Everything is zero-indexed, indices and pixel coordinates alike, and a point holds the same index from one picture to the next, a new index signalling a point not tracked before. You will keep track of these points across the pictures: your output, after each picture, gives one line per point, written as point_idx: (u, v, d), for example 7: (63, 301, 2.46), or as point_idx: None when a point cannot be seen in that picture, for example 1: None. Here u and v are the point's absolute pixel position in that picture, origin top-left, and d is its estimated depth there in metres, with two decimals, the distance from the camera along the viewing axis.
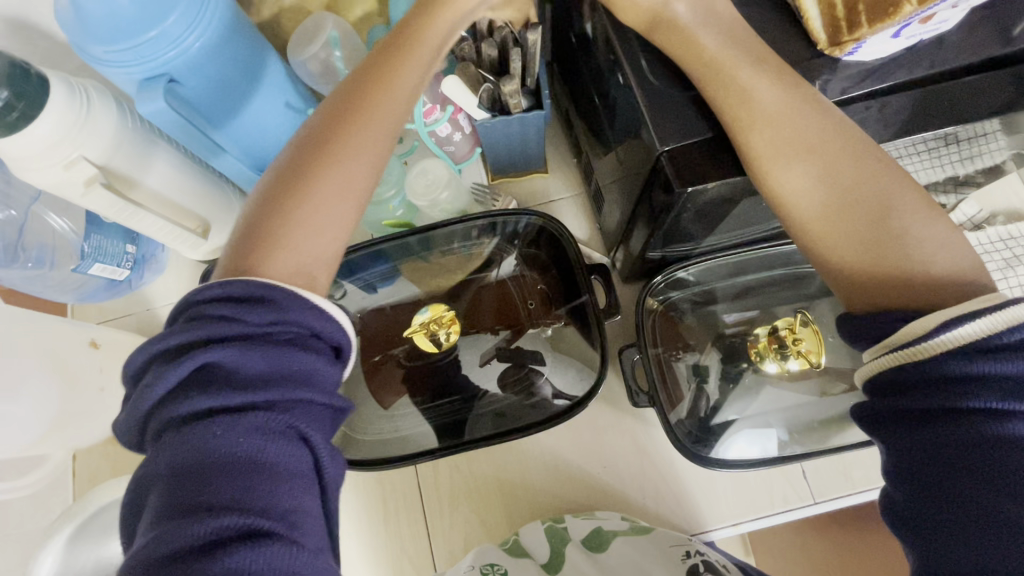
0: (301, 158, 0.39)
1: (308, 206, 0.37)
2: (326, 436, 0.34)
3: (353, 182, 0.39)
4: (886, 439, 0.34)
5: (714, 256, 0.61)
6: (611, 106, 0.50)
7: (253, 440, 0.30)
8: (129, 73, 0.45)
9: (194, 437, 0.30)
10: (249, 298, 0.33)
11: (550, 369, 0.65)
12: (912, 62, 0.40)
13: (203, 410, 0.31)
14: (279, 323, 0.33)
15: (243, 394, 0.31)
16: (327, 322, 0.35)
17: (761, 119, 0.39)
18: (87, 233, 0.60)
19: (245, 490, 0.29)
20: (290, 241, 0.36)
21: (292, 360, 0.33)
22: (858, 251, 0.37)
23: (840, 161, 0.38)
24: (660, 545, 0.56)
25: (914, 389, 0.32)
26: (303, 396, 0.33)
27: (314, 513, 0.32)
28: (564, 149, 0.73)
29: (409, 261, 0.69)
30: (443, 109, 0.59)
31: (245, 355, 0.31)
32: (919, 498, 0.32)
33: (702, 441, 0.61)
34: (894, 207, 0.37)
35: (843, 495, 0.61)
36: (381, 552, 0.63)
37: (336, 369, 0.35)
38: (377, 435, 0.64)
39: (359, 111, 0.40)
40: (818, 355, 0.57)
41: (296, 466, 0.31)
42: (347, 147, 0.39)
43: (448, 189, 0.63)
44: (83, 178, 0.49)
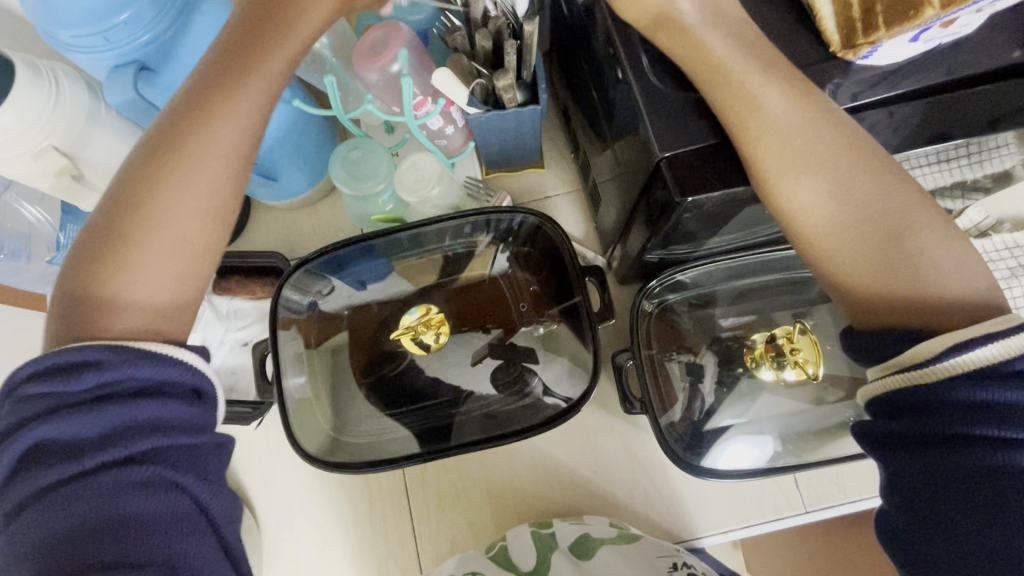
0: (116, 211, 0.36)
1: (135, 265, 0.35)
2: (200, 475, 0.34)
3: (184, 232, 0.37)
4: (883, 461, 0.33)
5: (712, 260, 0.60)
6: (609, 103, 0.48)
7: (107, 500, 0.30)
8: (99, 59, 0.42)
9: (41, 512, 0.30)
10: (73, 363, 0.32)
11: (542, 369, 0.64)
12: (928, 68, 0.38)
13: (49, 483, 0.30)
14: (107, 383, 0.32)
15: (81, 461, 0.30)
16: (173, 367, 0.34)
17: (771, 128, 0.37)
18: (63, 224, 0.59)
19: (111, 545, 0.30)
20: (120, 301, 0.35)
21: (137, 413, 0.32)
22: (868, 270, 0.35)
23: (853, 174, 0.36)
24: (647, 555, 0.55)
25: (914, 413, 0.31)
26: (158, 446, 0.32)
27: (201, 550, 0.32)
28: (561, 143, 0.71)
29: (399, 258, 0.67)
30: (434, 102, 0.55)
31: (68, 422, 0.31)
32: (913, 522, 0.31)
33: (693, 447, 0.59)
34: (911, 225, 0.35)
35: (835, 504, 0.60)
36: (367, 554, 0.62)
37: (197, 409, 0.35)
38: (365, 436, 0.63)
39: (179, 154, 0.36)
40: (814, 366, 0.55)
41: (167, 512, 0.31)
42: (160, 185, 0.36)
43: (438, 185, 0.61)
44: (54, 169, 0.47)
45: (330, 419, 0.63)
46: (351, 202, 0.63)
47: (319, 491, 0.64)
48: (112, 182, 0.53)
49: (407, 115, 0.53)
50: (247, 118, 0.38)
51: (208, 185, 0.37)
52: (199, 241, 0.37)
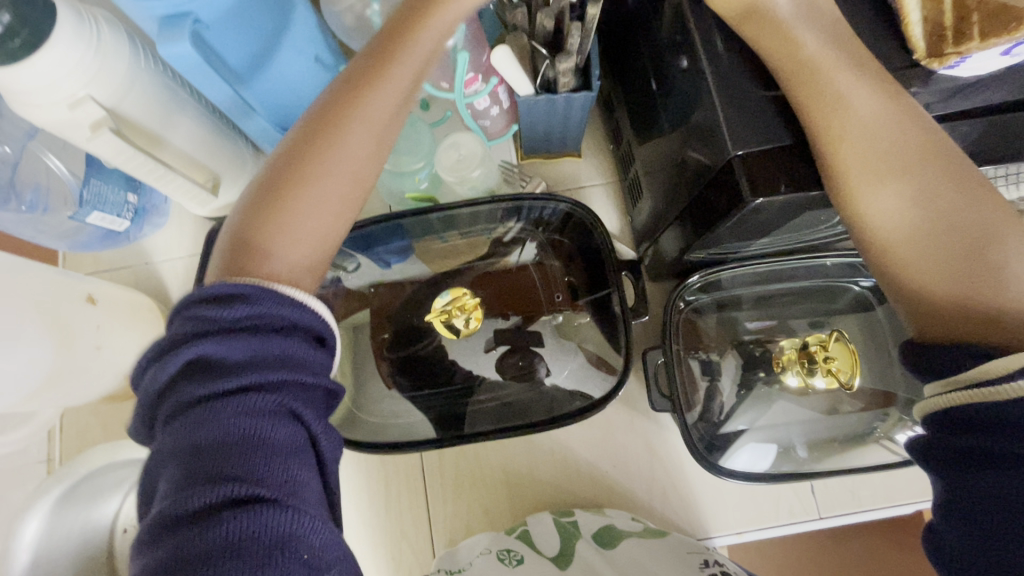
0: (282, 169, 0.38)
1: (289, 217, 0.37)
2: (317, 414, 0.33)
3: (335, 196, 0.38)
4: (940, 477, 0.33)
5: (750, 263, 0.59)
6: (668, 93, 0.47)
7: (244, 419, 0.30)
8: (151, 9, 0.40)
9: (191, 423, 0.30)
10: (221, 294, 0.33)
11: (552, 356, 0.64)
12: (1009, 81, 0.37)
13: (194, 397, 0.31)
14: (255, 315, 0.32)
15: (225, 381, 0.31)
16: (305, 311, 0.35)
17: (857, 133, 0.37)
18: (86, 177, 0.56)
19: (241, 463, 0.29)
20: (266, 252, 0.36)
21: (273, 346, 0.32)
22: (946, 281, 0.35)
23: (939, 185, 0.36)
24: (675, 550, 0.54)
25: (975, 429, 0.31)
26: (288, 379, 0.32)
27: (311, 481, 0.31)
28: (600, 133, 0.70)
29: (427, 239, 0.66)
30: (484, 80, 0.54)
31: (224, 344, 0.31)
32: (967, 540, 0.31)
33: (714, 448, 0.59)
34: (997, 238, 0.34)
35: (849, 513, 0.61)
36: (380, 534, 0.62)
37: (322, 353, 0.35)
38: (385, 417, 0.62)
39: (340, 121, 0.38)
40: (848, 375, 0.54)
41: (289, 441, 0.31)
42: (319, 160, 0.37)
43: (480, 167, 0.60)
44: (89, 121, 0.45)
45: (351, 396, 0.62)
46: (386, 178, 0.61)
47: None
48: (148, 141, 0.50)
49: (456, 93, 0.53)
50: (399, 88, 0.40)
51: (359, 152, 0.38)
52: (340, 209, 0.39)
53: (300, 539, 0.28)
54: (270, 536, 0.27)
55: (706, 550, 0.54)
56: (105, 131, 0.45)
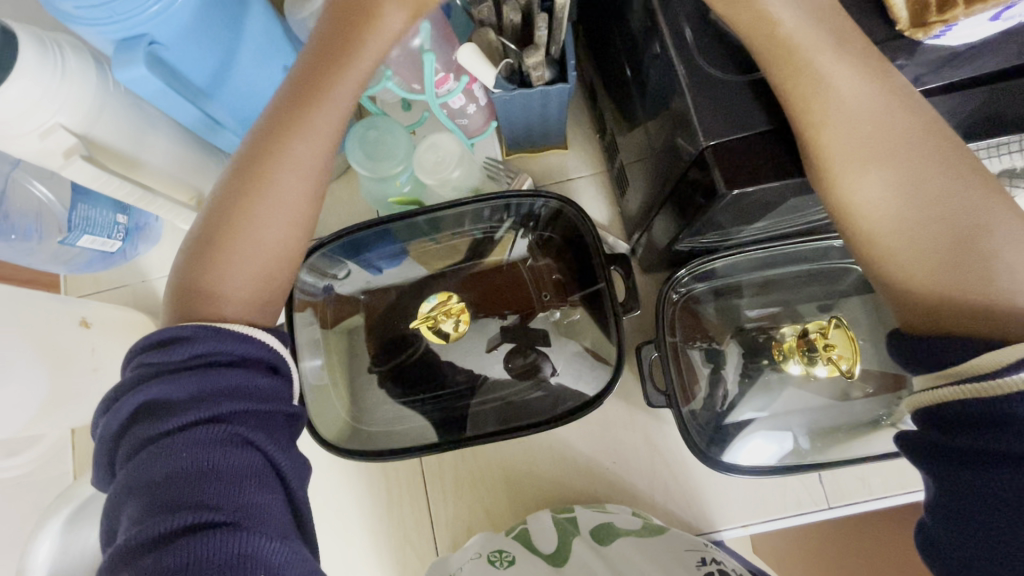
0: (221, 220, 0.38)
1: (227, 264, 0.37)
2: (276, 441, 0.34)
3: (275, 239, 0.39)
4: (931, 474, 0.32)
5: (744, 250, 0.57)
6: (643, 81, 0.45)
7: (193, 452, 0.30)
8: (106, 33, 0.40)
9: (143, 462, 0.30)
10: (168, 337, 0.34)
11: (560, 356, 0.62)
12: (1001, 48, 0.35)
13: (148, 437, 0.31)
14: (201, 353, 0.33)
15: (177, 419, 0.31)
16: (251, 343, 0.35)
17: (837, 121, 0.34)
18: (73, 203, 0.57)
19: (194, 490, 0.29)
20: (215, 292, 0.37)
21: (221, 378, 0.32)
22: (935, 272, 0.33)
23: (925, 172, 0.33)
24: (676, 550, 0.53)
25: (965, 428, 0.30)
26: (239, 408, 0.32)
27: (270, 503, 0.31)
28: (586, 123, 0.68)
29: (416, 241, 0.65)
30: (457, 79, 0.53)
31: (170, 386, 0.32)
32: (959, 536, 0.30)
33: (715, 441, 0.58)
34: (984, 226, 0.32)
35: (859, 501, 0.59)
36: (384, 539, 0.62)
37: (274, 381, 0.35)
38: (383, 425, 0.62)
39: (275, 168, 0.38)
40: (849, 363, 0.52)
41: (244, 467, 0.31)
42: (256, 206, 0.38)
43: (459, 167, 0.59)
44: (62, 149, 0.45)
45: (348, 408, 0.62)
46: (368, 184, 0.61)
47: (335, 474, 0.63)
48: (122, 163, 0.51)
49: (428, 94, 0.51)
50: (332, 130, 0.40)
51: (294, 195, 0.39)
52: (281, 251, 0.39)
53: (257, 557, 0.28)
54: (224, 557, 0.27)
55: (705, 548, 0.53)
56: (77, 158, 0.45)
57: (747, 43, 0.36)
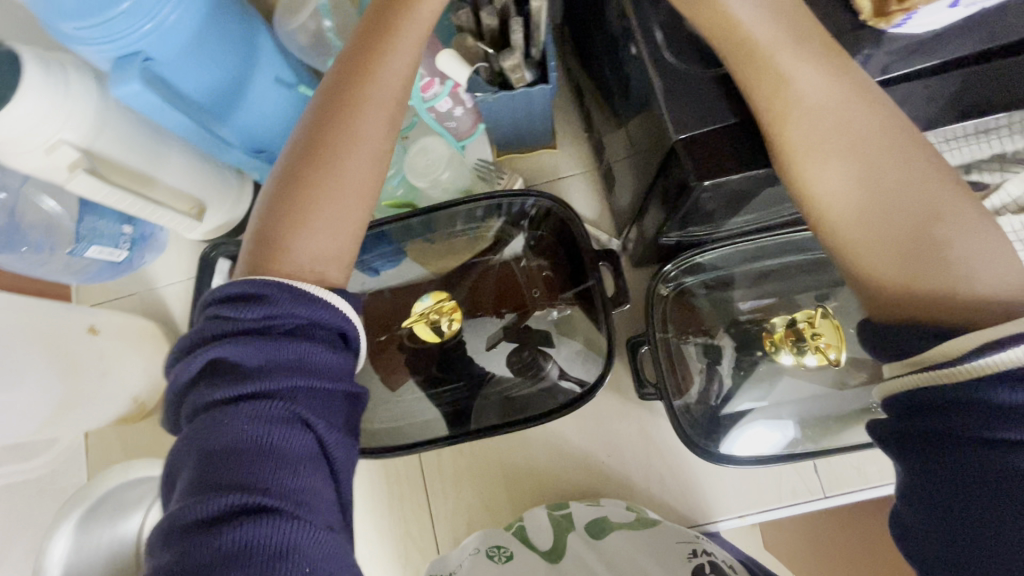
0: (292, 180, 0.37)
1: (300, 237, 0.36)
2: (333, 422, 0.33)
3: (347, 211, 0.38)
4: (903, 460, 0.32)
5: (733, 242, 0.58)
6: (623, 79, 0.46)
7: (256, 426, 0.31)
8: (103, 52, 0.42)
9: (208, 426, 0.31)
10: (243, 293, 0.34)
11: (563, 355, 0.63)
12: (961, 38, 0.36)
13: (216, 398, 0.32)
14: (272, 317, 0.33)
15: (244, 385, 0.31)
16: (323, 312, 0.34)
17: (796, 114, 0.35)
18: (81, 215, 0.59)
19: (251, 470, 0.30)
20: (286, 275, 0.36)
21: (289, 350, 0.32)
22: (890, 261, 0.34)
23: (886, 166, 0.34)
24: (668, 544, 0.54)
25: (936, 412, 0.30)
26: (303, 384, 0.32)
27: (320, 490, 0.31)
28: (575, 121, 0.69)
29: (414, 243, 0.67)
30: (442, 82, 0.55)
31: (241, 348, 0.32)
32: (928, 520, 0.31)
33: (709, 432, 0.59)
34: (939, 214, 0.33)
35: (854, 490, 0.59)
36: (385, 536, 0.64)
37: (342, 357, 0.35)
38: (389, 423, 0.63)
39: (353, 110, 0.38)
40: (835, 351, 0.53)
41: (300, 449, 0.31)
42: (329, 184, 0.37)
43: (449, 170, 0.60)
44: (66, 162, 0.47)
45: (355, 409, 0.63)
46: None
47: None
48: (125, 175, 0.53)
49: (414, 99, 0.54)
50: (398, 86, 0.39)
51: (366, 168, 0.38)
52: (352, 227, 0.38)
53: (302, 551, 0.29)
54: (273, 547, 0.28)
55: (695, 539, 0.54)
56: (80, 172, 0.47)
57: (717, 38, 0.37)
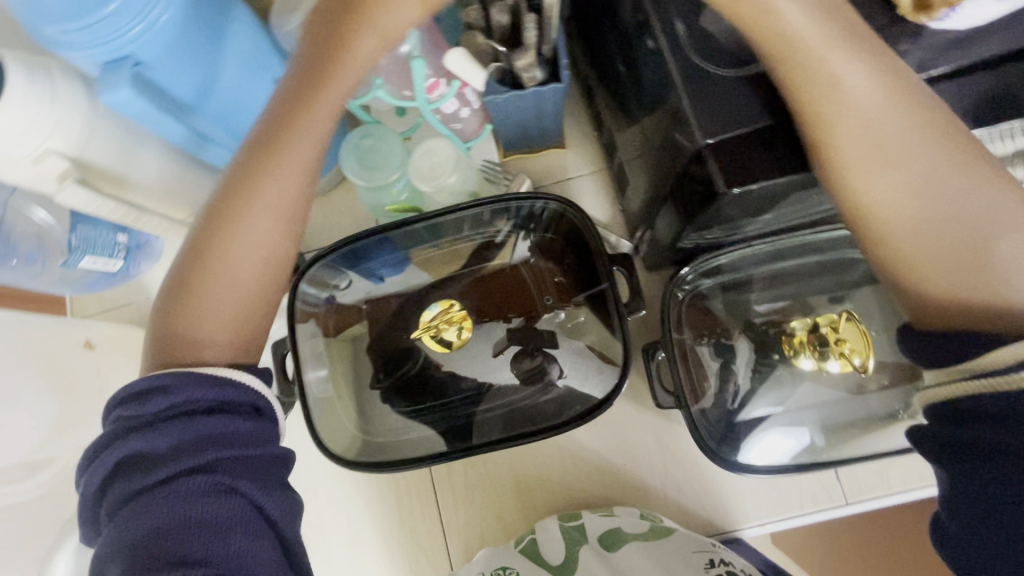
0: (202, 244, 0.40)
1: (213, 303, 0.39)
2: (260, 482, 0.35)
3: (249, 279, 0.40)
4: (943, 470, 0.31)
5: (749, 244, 0.57)
6: (639, 78, 0.44)
7: (183, 505, 0.32)
8: (91, 57, 0.39)
9: (128, 521, 0.32)
10: (139, 389, 0.36)
11: (568, 359, 0.61)
12: (1005, 31, 0.34)
13: (137, 490, 0.33)
14: (171, 403, 0.35)
15: (159, 472, 0.33)
16: (227, 389, 0.37)
17: (846, 114, 0.33)
18: (73, 224, 0.57)
19: (180, 547, 0.31)
20: (194, 337, 0.39)
21: (200, 429, 0.34)
22: (951, 273, 0.32)
23: (943, 169, 0.32)
24: (682, 553, 0.52)
25: (976, 422, 0.29)
26: (222, 456, 0.34)
27: (258, 549, 0.33)
28: (584, 120, 0.66)
29: (419, 248, 0.65)
30: (448, 83, 0.52)
31: (150, 438, 0.34)
32: (971, 532, 0.30)
33: (725, 440, 0.57)
34: (999, 219, 0.32)
35: (877, 496, 0.58)
36: (395, 549, 0.62)
37: (258, 425, 0.37)
38: (394, 436, 0.61)
39: (240, 207, 0.40)
40: (862, 358, 0.51)
41: (230, 515, 0.33)
42: (220, 249, 0.40)
43: (456, 174, 0.58)
44: (56, 173, 0.45)
45: (358, 420, 0.61)
46: (363, 194, 0.60)
47: (347, 486, 0.63)
48: (117, 184, 0.51)
49: (419, 100, 0.51)
50: (305, 157, 0.40)
51: (261, 237, 0.40)
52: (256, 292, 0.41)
53: None
54: None
55: (713, 548, 0.53)
56: (71, 183, 0.45)
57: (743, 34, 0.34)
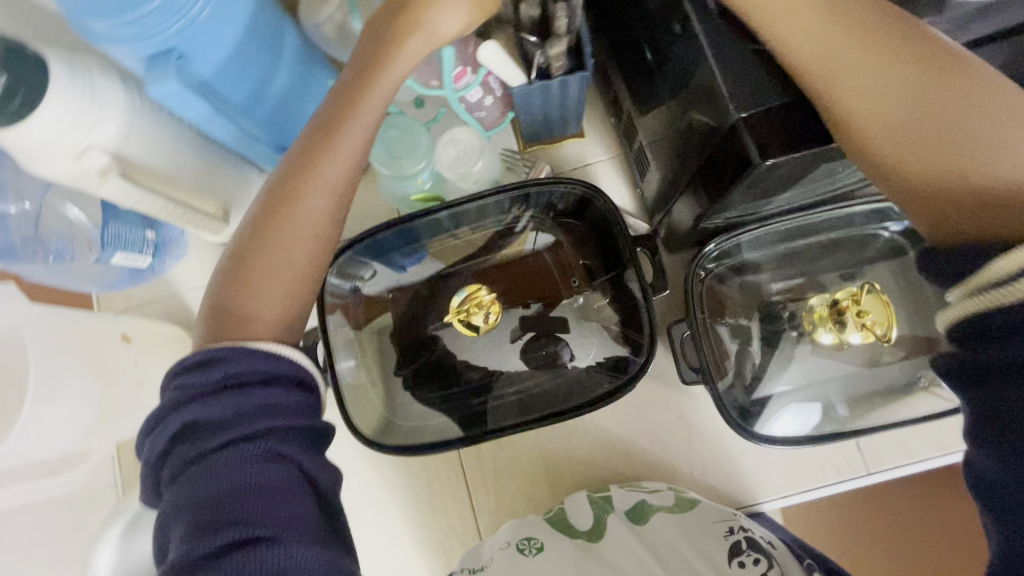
0: (260, 227, 0.41)
1: (269, 282, 0.41)
2: (309, 451, 0.37)
3: (303, 260, 0.42)
4: (967, 395, 0.32)
5: (769, 222, 0.58)
6: (664, 61, 0.46)
7: (242, 469, 0.34)
8: (135, 50, 0.40)
9: (190, 483, 0.34)
10: (198, 360, 0.37)
11: (577, 341, 0.63)
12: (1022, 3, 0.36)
13: (197, 454, 0.35)
14: (229, 374, 0.37)
15: (218, 437, 0.35)
16: (279, 362, 0.38)
17: (826, 47, 0.36)
18: (105, 221, 0.58)
19: (239, 508, 0.33)
20: (251, 313, 0.40)
21: (256, 398, 0.36)
22: (947, 177, 0.35)
23: (931, 89, 0.35)
24: (703, 521, 0.55)
25: (997, 338, 0.31)
26: (276, 424, 0.36)
27: (307, 513, 0.35)
28: (601, 106, 0.68)
29: (440, 238, 0.66)
30: (474, 72, 0.54)
31: (208, 406, 0.36)
32: (993, 456, 0.31)
33: (749, 414, 0.58)
34: (990, 123, 0.34)
35: (899, 466, 0.59)
36: (428, 531, 0.63)
37: (306, 397, 0.39)
38: (420, 421, 0.62)
39: (293, 201, 0.41)
40: (883, 328, 0.53)
41: (283, 480, 0.34)
42: (279, 233, 0.41)
43: (481, 159, 0.59)
44: (97, 168, 0.46)
45: (385, 405, 0.63)
46: (387, 182, 0.60)
47: (378, 472, 0.65)
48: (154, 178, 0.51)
49: (447, 89, 0.53)
50: (358, 147, 0.42)
51: (316, 218, 0.42)
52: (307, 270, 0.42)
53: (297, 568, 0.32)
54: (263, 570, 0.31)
55: (734, 516, 0.55)
56: (114, 177, 0.46)
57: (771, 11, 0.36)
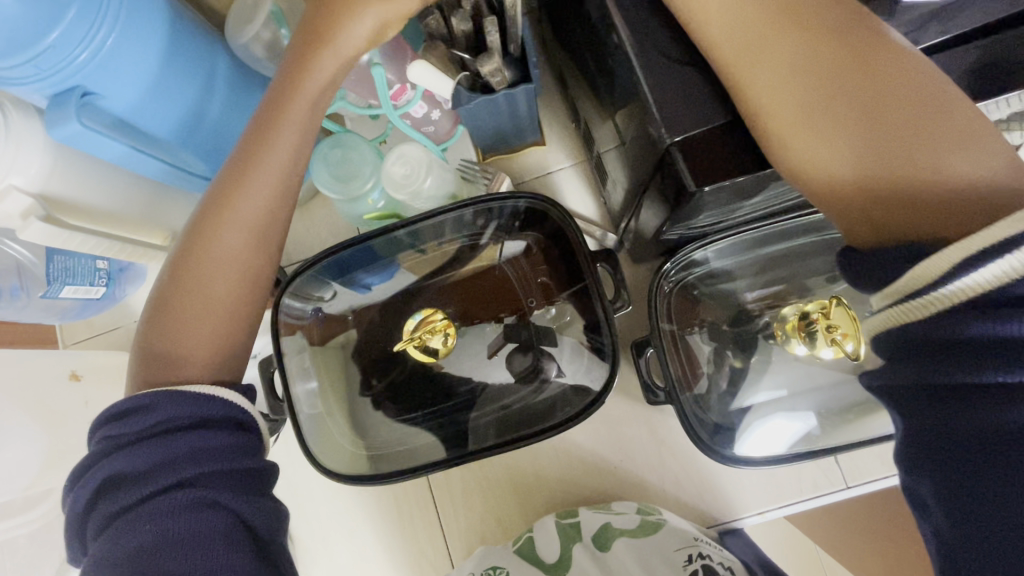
0: (184, 261, 0.40)
1: (193, 319, 0.39)
2: (244, 495, 0.35)
3: (228, 294, 0.40)
4: (901, 421, 0.29)
5: (738, 230, 0.55)
6: (609, 73, 0.43)
7: (166, 519, 0.32)
8: (35, 89, 0.38)
9: (112, 538, 0.32)
10: (126, 407, 0.36)
11: (567, 358, 0.60)
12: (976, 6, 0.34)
13: (121, 506, 0.33)
14: (159, 419, 0.35)
15: (144, 487, 0.33)
16: (212, 403, 0.37)
17: (723, 37, 0.35)
18: (48, 255, 0.55)
19: (161, 562, 0.31)
20: (176, 352, 0.39)
21: (185, 443, 0.34)
22: (857, 169, 0.32)
23: (832, 75, 0.33)
24: (662, 550, 0.53)
25: (923, 358, 0.27)
26: (207, 469, 0.34)
27: (236, 564, 0.32)
28: (563, 111, 0.65)
29: (404, 254, 0.63)
30: (414, 87, 0.51)
31: (133, 455, 0.34)
32: (930, 491, 0.28)
33: (719, 431, 0.56)
34: (897, 107, 0.32)
35: (879, 479, 0.57)
36: (397, 556, 0.62)
37: (243, 437, 0.37)
38: (393, 443, 0.61)
39: (216, 234, 0.40)
40: (854, 344, 0.48)
41: (209, 529, 0.32)
42: (201, 265, 0.40)
43: (430, 175, 0.56)
44: (19, 210, 0.44)
45: (351, 431, 0.61)
46: (341, 206, 0.59)
47: (346, 497, 0.64)
48: (88, 217, 0.50)
49: (385, 106, 0.50)
50: (280, 173, 0.41)
51: (238, 248, 0.40)
52: (236, 304, 0.41)
53: None
54: None
55: (695, 540, 0.53)
56: (34, 220, 0.44)
57: None
